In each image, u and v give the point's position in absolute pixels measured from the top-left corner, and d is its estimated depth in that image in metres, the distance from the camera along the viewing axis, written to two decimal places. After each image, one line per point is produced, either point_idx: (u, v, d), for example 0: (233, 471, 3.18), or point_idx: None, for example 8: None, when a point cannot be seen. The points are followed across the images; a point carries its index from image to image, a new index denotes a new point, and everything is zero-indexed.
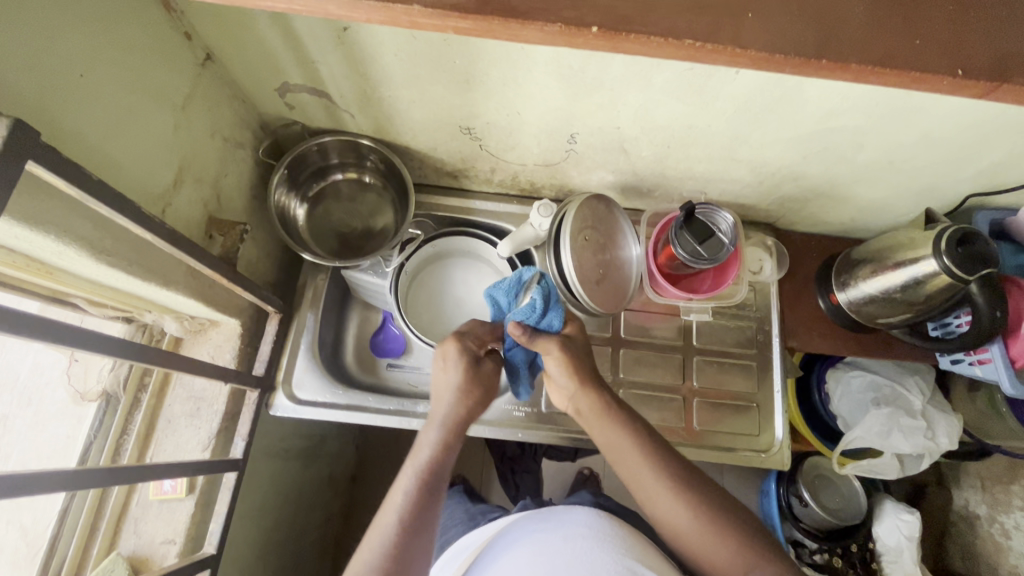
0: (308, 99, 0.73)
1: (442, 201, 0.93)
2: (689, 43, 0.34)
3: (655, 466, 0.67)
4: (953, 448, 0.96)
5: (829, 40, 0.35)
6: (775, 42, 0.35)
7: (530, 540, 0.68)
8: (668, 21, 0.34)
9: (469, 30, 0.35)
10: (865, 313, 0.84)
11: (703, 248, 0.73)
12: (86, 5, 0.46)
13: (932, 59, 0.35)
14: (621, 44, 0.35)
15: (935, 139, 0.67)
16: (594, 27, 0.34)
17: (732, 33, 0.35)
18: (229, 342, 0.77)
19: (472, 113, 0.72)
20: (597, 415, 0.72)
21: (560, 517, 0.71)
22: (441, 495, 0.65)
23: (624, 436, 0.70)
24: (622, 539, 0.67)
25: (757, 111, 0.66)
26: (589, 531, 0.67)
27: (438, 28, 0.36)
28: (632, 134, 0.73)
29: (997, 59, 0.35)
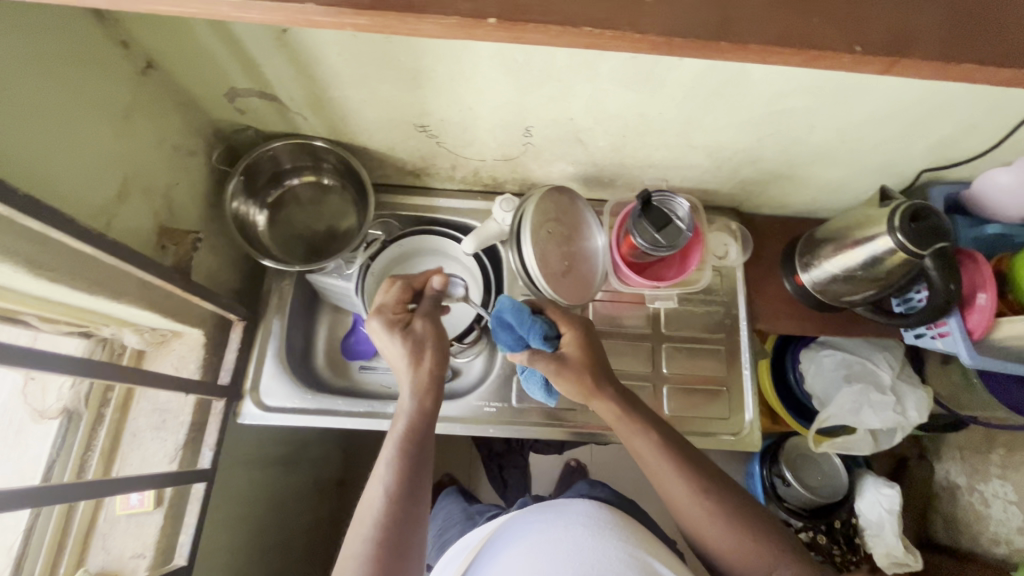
0: (258, 104, 0.72)
1: (406, 200, 0.93)
2: (586, 30, 0.34)
3: (678, 468, 0.67)
4: (923, 421, 0.97)
5: (731, 21, 0.35)
6: (673, 25, 0.35)
7: (527, 531, 0.67)
8: (566, 8, 0.34)
9: (368, 25, 0.35)
10: (828, 292, 0.85)
11: (661, 236, 0.73)
12: (4, 16, 0.45)
13: (833, 36, 0.35)
14: (519, 34, 0.35)
15: (883, 117, 0.67)
16: (491, 18, 0.34)
17: (631, 18, 0.34)
18: (193, 352, 0.76)
19: (425, 111, 0.72)
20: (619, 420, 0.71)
21: (558, 507, 0.69)
22: (426, 466, 0.64)
23: (647, 439, 0.69)
24: (620, 528, 0.66)
25: (706, 97, 0.66)
26: (587, 520, 0.66)
27: (336, 25, 0.36)
28: (586, 125, 0.73)
29: (896, 33, 0.35)
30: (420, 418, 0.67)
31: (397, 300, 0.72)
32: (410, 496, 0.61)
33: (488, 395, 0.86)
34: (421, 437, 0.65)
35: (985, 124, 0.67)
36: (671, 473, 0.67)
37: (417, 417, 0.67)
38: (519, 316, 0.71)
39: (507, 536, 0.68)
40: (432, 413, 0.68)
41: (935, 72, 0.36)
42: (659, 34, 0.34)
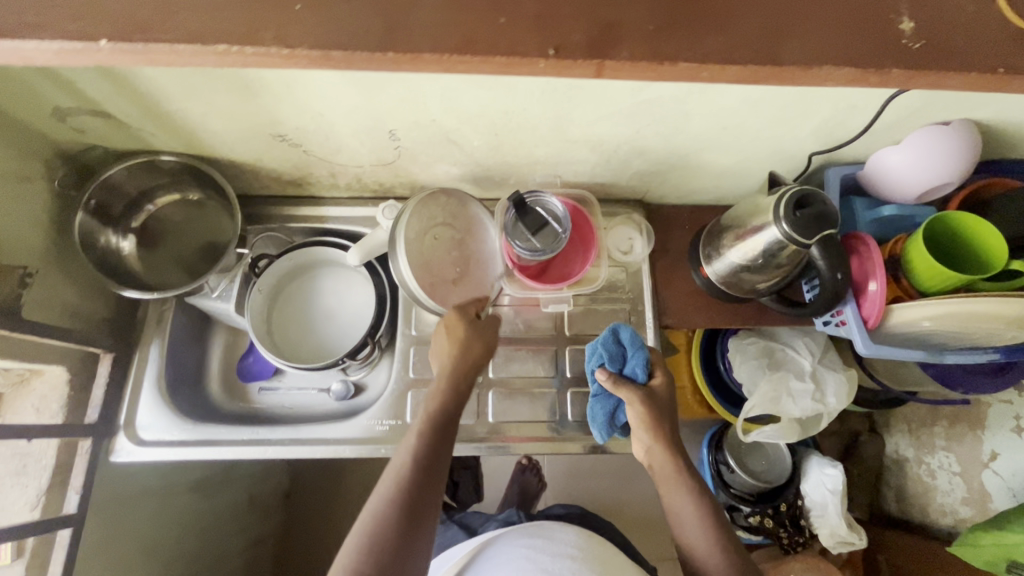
0: (94, 121, 0.66)
1: (292, 212, 0.88)
2: (215, 48, 0.39)
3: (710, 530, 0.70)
4: (842, 409, 0.96)
5: (394, 34, 0.40)
6: (318, 40, 0.40)
7: (522, 552, 0.75)
8: (189, 26, 0.39)
9: None
10: (732, 283, 0.82)
11: (537, 239, 0.68)
12: None
13: (522, 39, 0.41)
14: (145, 51, 0.40)
15: (757, 103, 0.63)
16: (102, 40, 0.39)
17: (277, 34, 0.40)
18: (55, 391, 0.72)
19: (277, 120, 0.67)
20: (666, 472, 0.73)
21: (553, 534, 0.78)
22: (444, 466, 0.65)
23: (688, 494, 0.71)
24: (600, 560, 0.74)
25: (562, 90, 0.61)
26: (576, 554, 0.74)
27: None
28: (451, 125, 0.69)
29: (600, 26, 0.41)
30: (440, 420, 0.66)
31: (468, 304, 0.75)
32: (422, 497, 0.62)
33: (381, 413, 0.81)
34: (442, 437, 0.66)
35: (864, 103, 0.63)
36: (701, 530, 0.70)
37: (439, 417, 0.67)
38: (631, 339, 0.77)
39: (503, 555, 0.76)
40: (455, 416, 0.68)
41: (645, 70, 0.41)
42: (304, 48, 0.39)
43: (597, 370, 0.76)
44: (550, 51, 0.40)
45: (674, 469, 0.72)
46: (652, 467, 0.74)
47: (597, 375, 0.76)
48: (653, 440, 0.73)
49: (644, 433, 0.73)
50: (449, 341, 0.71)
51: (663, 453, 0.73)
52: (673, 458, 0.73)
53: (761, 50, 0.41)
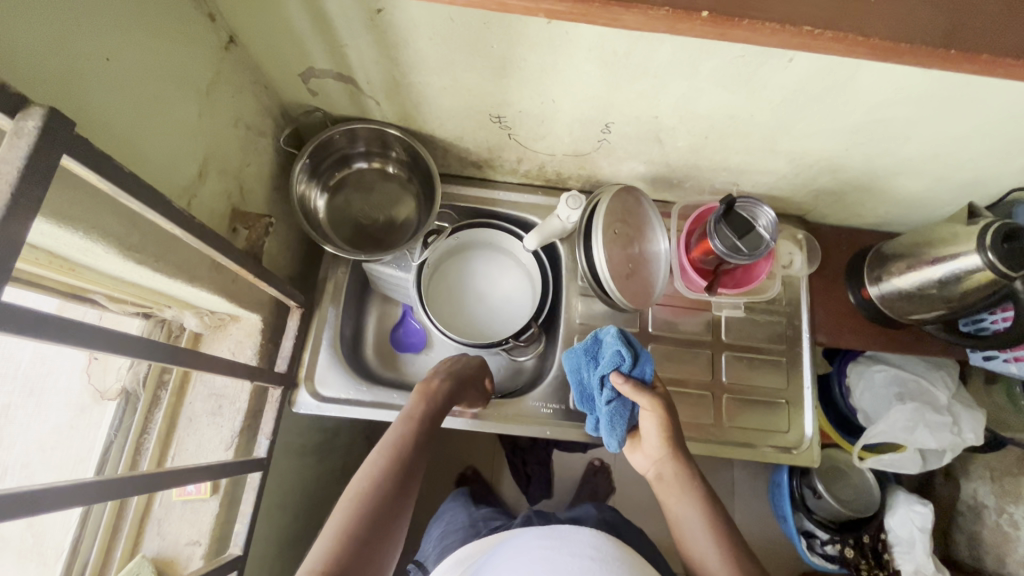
0: (333, 85, 0.69)
1: (463, 192, 0.91)
2: (807, 30, 0.33)
3: (718, 541, 0.62)
4: (978, 444, 0.96)
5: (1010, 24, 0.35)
6: (899, 28, 0.35)
7: (524, 545, 0.65)
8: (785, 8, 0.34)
9: (564, 13, 0.35)
10: (898, 309, 0.83)
11: (742, 243, 0.70)
12: None
13: None
14: (731, 30, 0.34)
15: (986, 133, 0.65)
16: (704, 11, 0.34)
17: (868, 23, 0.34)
18: (250, 338, 0.74)
19: (505, 102, 0.69)
20: (675, 481, 0.67)
21: (565, 532, 0.65)
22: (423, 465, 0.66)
23: (693, 504, 0.65)
24: (630, 564, 0.62)
25: (807, 100, 0.63)
26: (595, 553, 0.62)
27: (526, 11, 0.35)
28: (670, 124, 0.70)
29: None
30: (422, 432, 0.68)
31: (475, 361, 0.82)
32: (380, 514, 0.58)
33: (545, 396, 0.85)
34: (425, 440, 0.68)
35: None
36: (709, 542, 0.62)
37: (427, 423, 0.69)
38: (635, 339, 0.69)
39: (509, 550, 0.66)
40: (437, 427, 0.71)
41: None
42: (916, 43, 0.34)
43: (612, 375, 0.67)
44: None
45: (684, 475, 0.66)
46: (660, 478, 0.69)
47: (613, 381, 0.67)
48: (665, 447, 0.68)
49: (656, 438, 0.68)
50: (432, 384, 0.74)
51: (674, 465, 0.67)
52: (681, 468, 0.67)
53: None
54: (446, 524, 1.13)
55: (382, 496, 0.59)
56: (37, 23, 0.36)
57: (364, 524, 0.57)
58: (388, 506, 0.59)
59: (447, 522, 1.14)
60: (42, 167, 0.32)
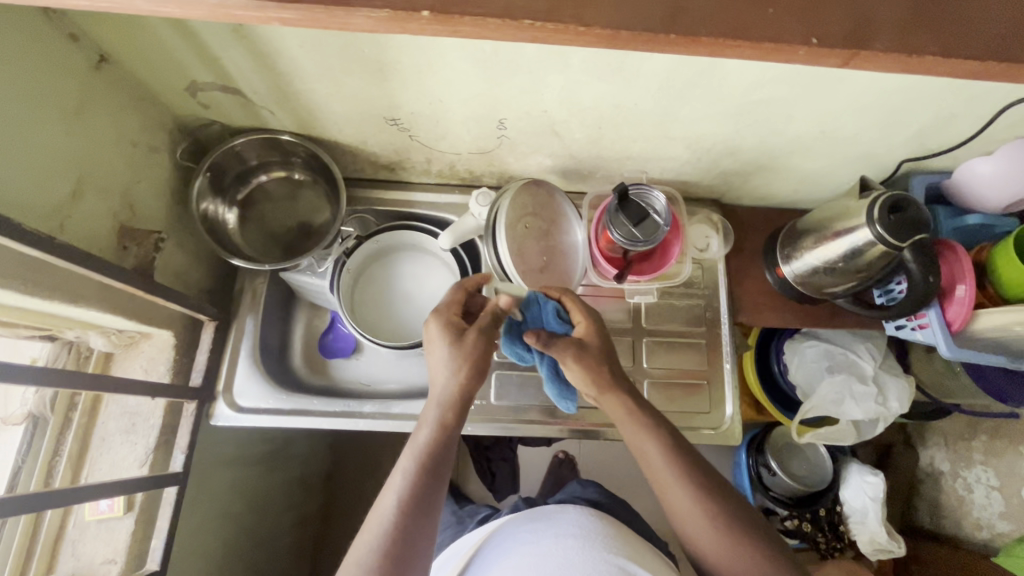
0: (222, 97, 0.69)
1: (381, 195, 0.92)
2: (528, 23, 0.35)
3: (717, 524, 0.62)
4: (904, 412, 0.98)
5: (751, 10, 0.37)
6: (623, 17, 0.36)
7: (522, 533, 0.75)
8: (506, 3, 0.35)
9: (295, 19, 0.36)
10: (810, 284, 0.84)
11: (638, 230, 0.71)
12: None
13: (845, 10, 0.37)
14: (458, 25, 0.36)
15: (861, 107, 0.66)
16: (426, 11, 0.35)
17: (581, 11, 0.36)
18: (163, 354, 0.75)
19: (395, 104, 0.70)
20: (628, 420, 0.68)
21: (553, 516, 0.77)
22: (441, 485, 0.62)
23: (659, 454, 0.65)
24: (608, 539, 0.72)
25: (681, 86, 0.64)
26: (578, 529, 0.73)
27: (262, 19, 0.37)
28: (560, 117, 0.71)
29: (855, 23, 0.37)
30: (448, 430, 0.65)
31: (450, 307, 0.71)
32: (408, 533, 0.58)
33: None
34: (444, 457, 0.63)
35: (962, 113, 0.66)
36: (683, 492, 0.64)
37: (437, 445, 0.63)
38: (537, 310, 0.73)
39: (508, 538, 0.76)
40: (457, 429, 0.66)
41: (893, 62, 0.38)
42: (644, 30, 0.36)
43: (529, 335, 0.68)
44: (813, 39, 0.36)
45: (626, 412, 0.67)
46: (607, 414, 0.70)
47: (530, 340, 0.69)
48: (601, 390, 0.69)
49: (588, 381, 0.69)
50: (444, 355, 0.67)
51: (610, 398, 0.68)
52: (621, 403, 0.68)
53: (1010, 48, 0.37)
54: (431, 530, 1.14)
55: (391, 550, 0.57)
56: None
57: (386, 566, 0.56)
58: (411, 528, 0.58)
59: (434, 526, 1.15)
60: None
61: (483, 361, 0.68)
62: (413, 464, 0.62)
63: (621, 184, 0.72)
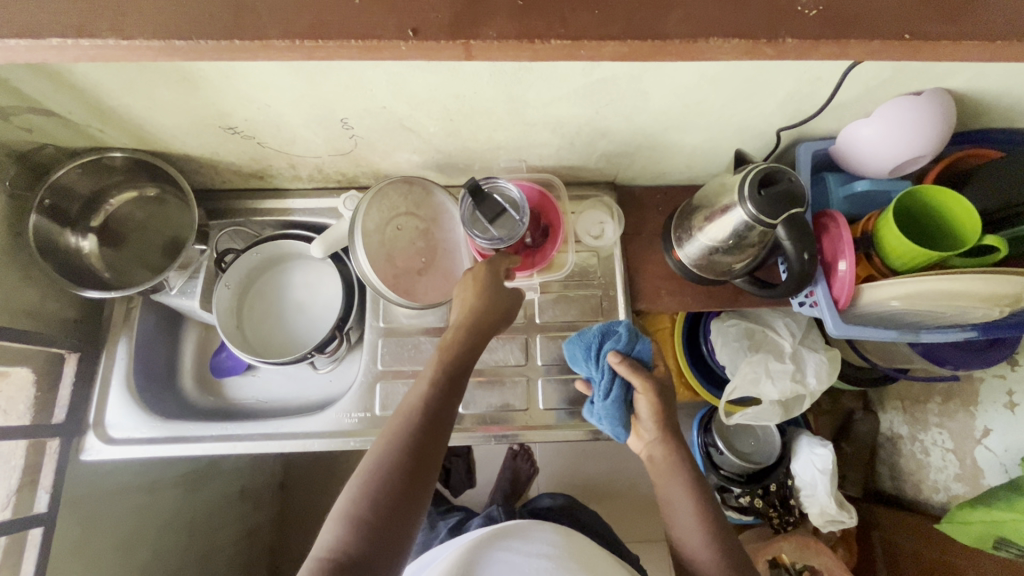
0: (38, 119, 0.65)
1: (257, 205, 0.87)
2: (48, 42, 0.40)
3: (713, 541, 0.68)
4: (822, 390, 0.94)
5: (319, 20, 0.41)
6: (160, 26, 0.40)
7: (497, 545, 0.73)
8: (29, 18, 0.40)
9: None
10: (705, 266, 0.80)
11: (494, 228, 0.67)
12: None
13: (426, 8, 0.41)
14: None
15: (716, 78, 0.61)
16: None
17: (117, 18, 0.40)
18: (22, 392, 0.71)
19: (224, 112, 0.65)
20: (667, 461, 0.72)
21: (529, 533, 0.75)
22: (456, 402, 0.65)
23: (683, 489, 0.70)
24: (575, 560, 0.70)
25: (512, 69, 0.59)
26: (547, 550, 0.71)
27: None
28: (404, 112, 0.67)
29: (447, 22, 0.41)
30: (465, 356, 0.67)
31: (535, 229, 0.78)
32: (426, 446, 0.61)
33: (351, 405, 0.81)
34: (458, 384, 0.66)
35: (827, 75, 0.60)
36: (693, 522, 0.69)
37: (463, 344, 0.67)
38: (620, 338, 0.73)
39: (478, 546, 0.73)
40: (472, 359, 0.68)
41: (516, 49, 0.42)
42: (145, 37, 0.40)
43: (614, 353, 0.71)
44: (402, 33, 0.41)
45: (674, 459, 0.72)
46: (652, 457, 0.74)
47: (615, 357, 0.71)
48: (661, 432, 0.73)
49: (650, 421, 0.73)
50: (472, 292, 0.69)
51: (666, 444, 0.72)
52: (672, 451, 0.72)
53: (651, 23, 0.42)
54: None
55: (407, 457, 0.59)
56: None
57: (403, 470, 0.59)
58: (429, 441, 0.61)
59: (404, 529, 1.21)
60: None
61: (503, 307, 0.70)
62: (438, 368, 0.65)
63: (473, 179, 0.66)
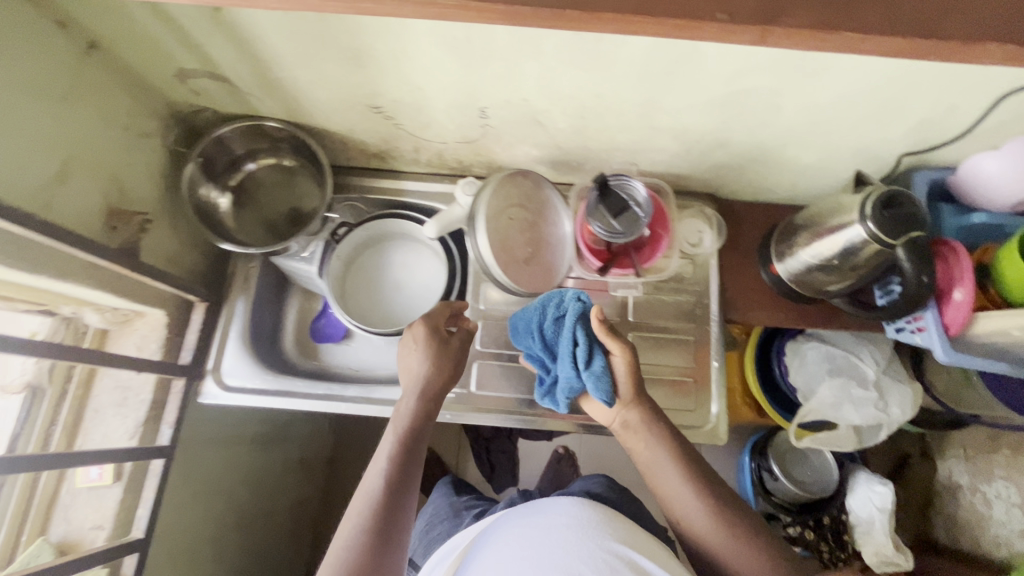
0: (211, 84, 0.71)
1: (372, 183, 0.93)
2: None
3: (704, 500, 0.67)
4: (907, 419, 0.94)
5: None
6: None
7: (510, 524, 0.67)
8: None
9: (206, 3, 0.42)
10: (804, 283, 0.81)
11: (617, 223, 0.70)
12: None
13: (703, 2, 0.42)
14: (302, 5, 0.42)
15: (854, 98, 0.63)
16: None
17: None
18: (155, 332, 0.78)
19: (376, 92, 0.70)
20: (642, 425, 0.72)
21: (543, 507, 0.67)
22: (418, 462, 0.70)
23: (667, 457, 0.70)
24: (610, 524, 0.64)
25: (660, 73, 0.62)
26: (571, 520, 0.64)
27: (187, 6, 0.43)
28: (541, 106, 0.71)
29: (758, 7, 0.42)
30: (418, 418, 0.72)
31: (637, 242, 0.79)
32: (393, 505, 0.65)
33: None
34: (416, 442, 0.70)
35: (964, 105, 0.62)
36: (683, 488, 0.68)
37: (418, 411, 0.72)
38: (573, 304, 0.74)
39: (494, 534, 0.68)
40: (428, 420, 0.73)
41: (806, 39, 0.42)
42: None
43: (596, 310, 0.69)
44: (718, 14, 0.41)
45: (650, 420, 0.71)
46: (626, 425, 0.73)
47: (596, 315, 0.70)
48: (631, 393, 0.72)
49: (623, 385, 0.72)
50: (419, 356, 0.74)
51: (637, 412, 0.72)
52: (644, 412, 0.72)
53: (820, 18, 0.41)
54: (428, 517, 1.14)
55: (374, 522, 0.63)
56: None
57: (374, 537, 0.62)
58: (393, 500, 0.65)
59: (430, 513, 1.15)
60: None
61: (453, 362, 0.76)
62: (393, 439, 0.70)
63: (603, 174, 0.71)
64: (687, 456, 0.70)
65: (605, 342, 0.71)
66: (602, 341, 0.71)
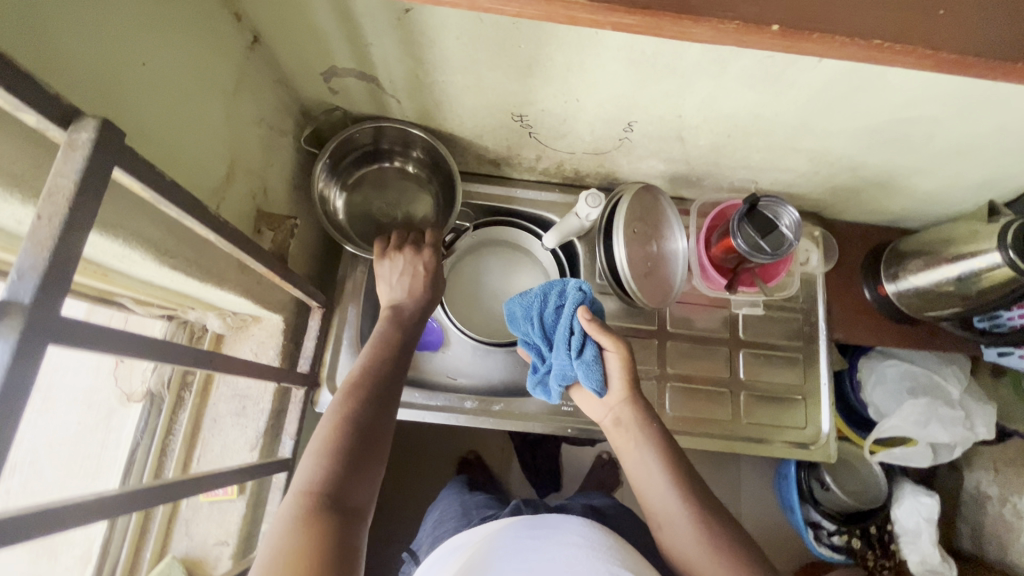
0: (354, 84, 0.68)
1: (478, 189, 0.90)
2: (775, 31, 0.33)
3: (691, 513, 0.56)
4: (988, 437, 0.98)
5: None
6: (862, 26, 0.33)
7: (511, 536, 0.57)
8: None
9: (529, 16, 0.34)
10: (913, 305, 0.83)
11: (764, 242, 0.71)
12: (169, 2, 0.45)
13: None
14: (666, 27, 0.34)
15: (1010, 131, 0.65)
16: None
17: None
18: (272, 338, 0.74)
19: (528, 100, 0.69)
20: (633, 426, 0.63)
21: (554, 522, 0.58)
22: (394, 394, 0.58)
23: (654, 457, 0.60)
24: (622, 552, 0.54)
25: (833, 98, 0.63)
26: (583, 541, 0.54)
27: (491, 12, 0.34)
28: (693, 123, 0.70)
29: None
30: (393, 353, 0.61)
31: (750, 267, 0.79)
32: (364, 431, 0.51)
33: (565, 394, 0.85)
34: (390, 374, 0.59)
35: None
36: (673, 498, 0.58)
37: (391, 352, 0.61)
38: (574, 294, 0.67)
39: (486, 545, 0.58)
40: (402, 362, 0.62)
41: None
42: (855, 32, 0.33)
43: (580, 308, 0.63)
44: None
45: (641, 424, 0.62)
46: (618, 426, 0.65)
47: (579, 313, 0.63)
48: (625, 392, 0.64)
49: (616, 381, 0.65)
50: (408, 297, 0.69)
51: (630, 415, 0.63)
52: (638, 413, 0.63)
53: None
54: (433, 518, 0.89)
55: (342, 450, 0.49)
56: (39, 7, 0.33)
57: (338, 463, 0.48)
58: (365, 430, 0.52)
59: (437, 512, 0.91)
60: (101, 189, 0.31)
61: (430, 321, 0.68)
62: (363, 371, 0.58)
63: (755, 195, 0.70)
64: (678, 460, 0.60)
65: (596, 337, 0.63)
66: (594, 338, 0.63)
